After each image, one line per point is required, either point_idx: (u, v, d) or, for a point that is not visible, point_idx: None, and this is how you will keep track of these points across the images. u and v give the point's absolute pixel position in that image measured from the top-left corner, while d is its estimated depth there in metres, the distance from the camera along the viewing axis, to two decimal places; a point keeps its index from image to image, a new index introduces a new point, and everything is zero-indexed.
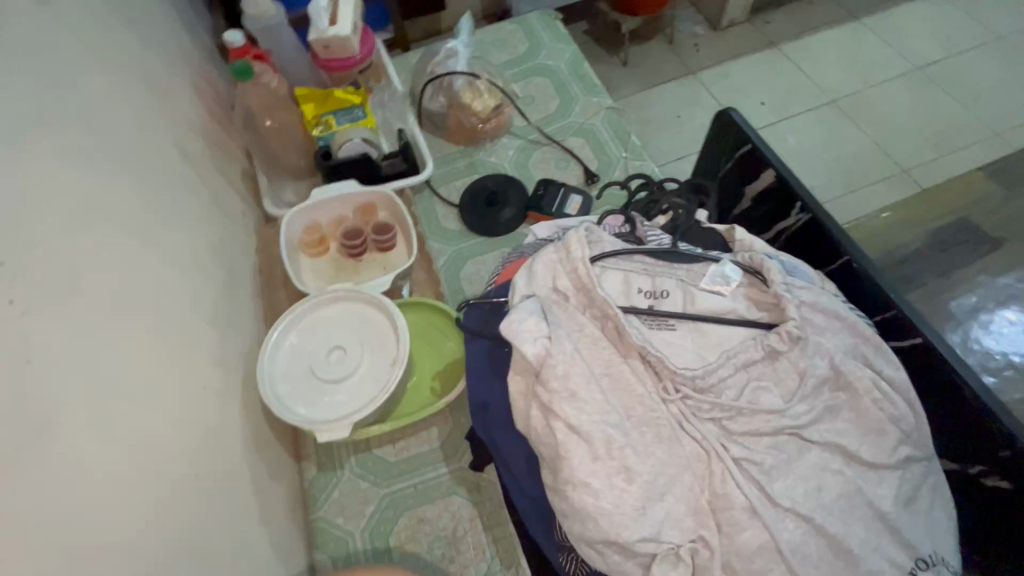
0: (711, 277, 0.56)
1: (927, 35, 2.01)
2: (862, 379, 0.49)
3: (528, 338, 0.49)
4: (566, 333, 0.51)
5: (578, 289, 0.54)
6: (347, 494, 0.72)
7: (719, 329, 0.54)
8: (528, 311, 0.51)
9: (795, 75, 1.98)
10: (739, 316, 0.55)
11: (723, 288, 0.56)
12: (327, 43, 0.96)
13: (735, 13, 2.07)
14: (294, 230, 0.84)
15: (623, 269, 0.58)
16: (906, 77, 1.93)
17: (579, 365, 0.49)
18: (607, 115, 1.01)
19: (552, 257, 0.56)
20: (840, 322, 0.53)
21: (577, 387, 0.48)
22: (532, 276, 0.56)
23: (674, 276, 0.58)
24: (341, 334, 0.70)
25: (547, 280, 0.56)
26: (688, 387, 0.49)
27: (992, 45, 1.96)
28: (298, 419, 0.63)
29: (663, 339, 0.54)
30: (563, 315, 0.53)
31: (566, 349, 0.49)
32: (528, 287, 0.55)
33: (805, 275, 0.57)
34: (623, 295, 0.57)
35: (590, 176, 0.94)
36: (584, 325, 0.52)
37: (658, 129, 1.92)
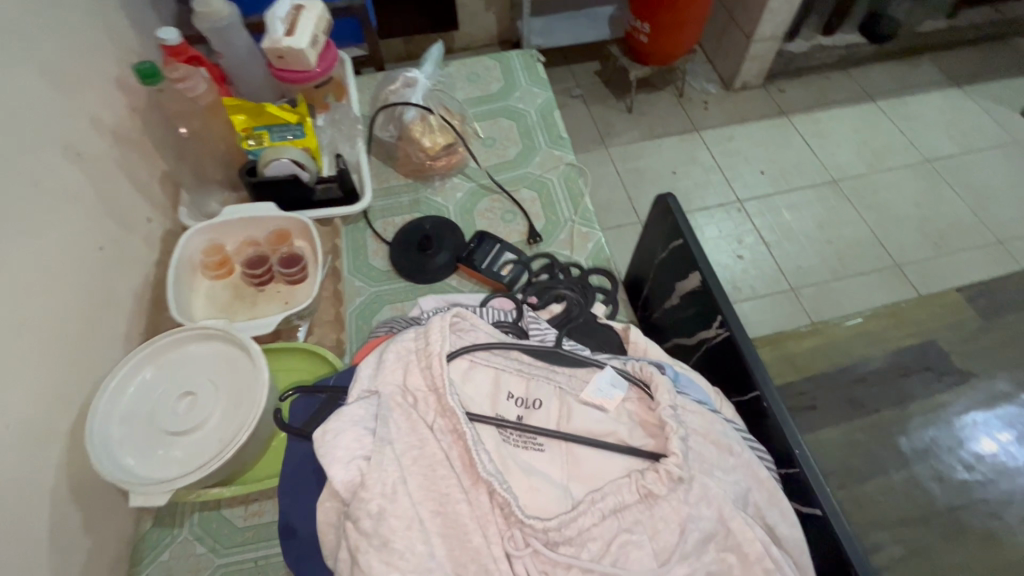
0: (595, 387, 0.51)
1: (943, 128, 1.95)
2: (752, 540, 0.42)
3: (342, 458, 0.44)
4: (394, 450, 0.44)
5: (428, 391, 0.48)
6: (178, 557, 0.63)
7: (595, 456, 0.48)
8: (362, 418, 0.46)
9: (800, 148, 1.92)
10: (622, 440, 0.49)
11: (606, 404, 0.51)
12: (280, 53, 0.90)
13: (750, 76, 2.02)
14: (193, 250, 0.78)
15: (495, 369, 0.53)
16: (914, 167, 1.86)
17: (403, 494, 0.42)
18: (565, 172, 0.94)
19: (409, 347, 0.50)
20: (732, 455, 0.47)
21: (395, 522, 0.41)
22: (382, 369, 0.49)
23: (552, 382, 0.53)
24: (198, 377, 0.63)
25: (397, 377, 0.49)
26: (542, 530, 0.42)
27: (1009, 148, 1.89)
28: (114, 475, 0.55)
29: (523, 465, 0.48)
30: (400, 421, 0.46)
31: (393, 473, 0.43)
32: (374, 381, 0.49)
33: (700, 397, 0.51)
34: (491, 399, 0.52)
35: (532, 236, 0.86)
36: (426, 439, 0.46)
37: (651, 183, 1.85)
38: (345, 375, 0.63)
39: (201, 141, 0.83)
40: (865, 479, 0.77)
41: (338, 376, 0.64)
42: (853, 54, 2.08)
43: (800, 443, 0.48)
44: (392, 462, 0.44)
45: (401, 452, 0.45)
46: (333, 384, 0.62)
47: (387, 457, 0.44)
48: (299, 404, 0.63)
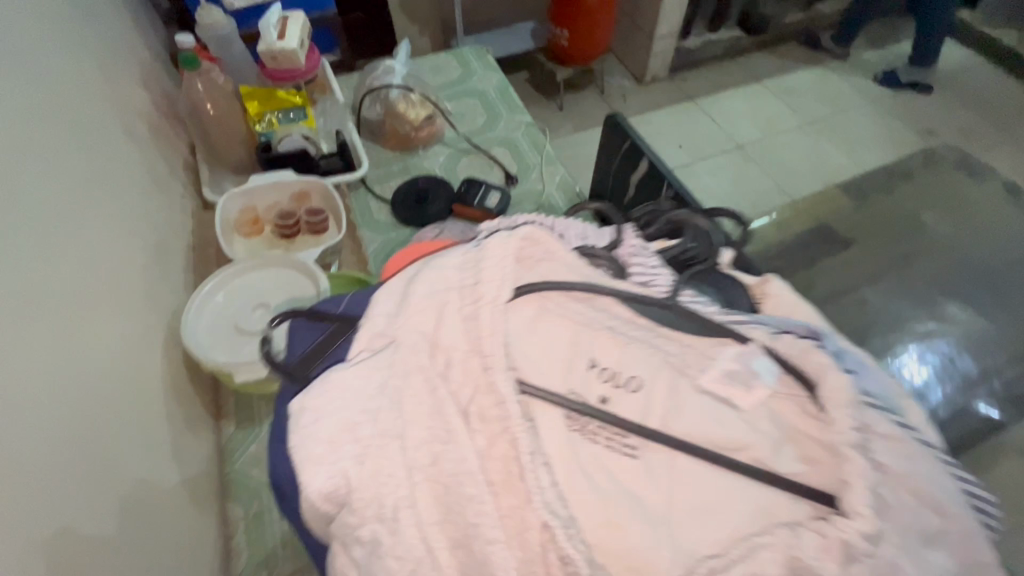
0: (725, 368, 0.43)
1: (815, 96, 2.35)
2: None
3: (339, 453, 0.42)
4: (398, 437, 0.42)
5: (466, 355, 0.44)
6: (264, 448, 0.75)
7: (714, 475, 0.38)
8: (378, 370, 0.46)
9: (707, 124, 2.25)
10: (755, 456, 0.39)
11: (737, 388, 0.42)
12: (274, 55, 1.06)
13: (657, 70, 2.36)
14: (230, 213, 0.91)
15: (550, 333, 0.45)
16: (799, 129, 2.24)
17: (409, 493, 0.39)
18: (527, 130, 1.15)
19: (450, 283, 0.48)
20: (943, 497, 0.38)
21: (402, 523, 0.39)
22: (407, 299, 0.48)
23: (653, 355, 0.44)
24: (265, 294, 0.76)
25: (427, 323, 0.47)
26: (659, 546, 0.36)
27: (868, 105, 2.30)
28: (216, 363, 0.68)
29: (602, 488, 0.38)
30: (417, 397, 0.43)
31: (407, 471, 0.40)
32: (397, 316, 0.48)
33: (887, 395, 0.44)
34: (562, 373, 0.43)
35: (509, 178, 1.06)
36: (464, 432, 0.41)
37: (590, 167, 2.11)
38: (354, 304, 0.56)
39: (221, 125, 0.96)
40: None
41: (348, 305, 0.56)
42: (736, 45, 2.48)
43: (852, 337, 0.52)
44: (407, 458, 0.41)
45: (413, 442, 0.41)
46: (338, 313, 0.55)
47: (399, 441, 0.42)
48: (303, 330, 0.56)
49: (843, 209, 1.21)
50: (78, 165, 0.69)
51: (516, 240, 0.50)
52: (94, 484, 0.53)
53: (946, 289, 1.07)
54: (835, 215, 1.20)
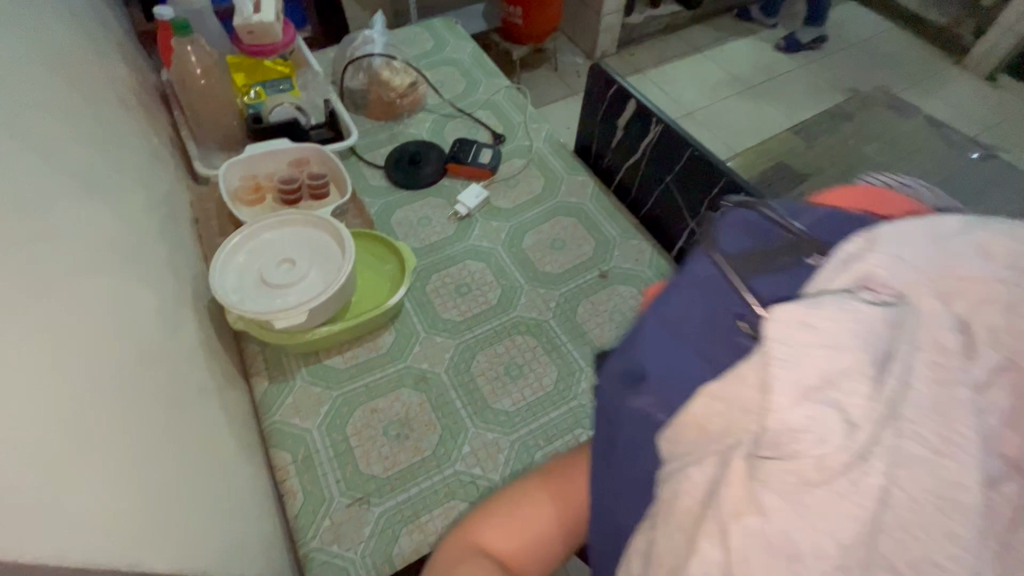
0: None
1: (754, 62, 2.50)
2: None
3: (836, 387, 0.36)
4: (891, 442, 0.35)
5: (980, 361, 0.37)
6: (301, 397, 0.77)
7: None
8: (880, 337, 0.37)
9: (658, 95, 2.37)
10: None
11: None
12: (250, 29, 1.04)
13: (606, 46, 2.46)
14: (231, 182, 0.92)
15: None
16: (743, 93, 2.38)
17: (850, 506, 0.35)
18: (507, 93, 1.20)
19: (984, 279, 0.39)
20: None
21: (807, 523, 0.35)
22: (947, 258, 0.40)
23: None
24: (289, 249, 0.78)
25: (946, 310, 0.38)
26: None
27: (802, 68, 2.47)
28: (253, 312, 0.70)
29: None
30: (931, 384, 0.36)
31: (864, 466, 0.35)
32: (921, 270, 0.40)
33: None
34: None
35: (497, 136, 1.11)
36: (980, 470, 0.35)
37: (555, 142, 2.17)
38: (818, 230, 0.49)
39: (208, 95, 0.96)
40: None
41: (808, 222, 0.50)
42: (676, 20, 2.62)
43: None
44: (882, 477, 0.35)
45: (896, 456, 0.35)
46: (799, 233, 0.47)
47: (880, 451, 0.35)
48: (751, 224, 0.49)
49: (795, 150, 1.32)
50: (81, 126, 0.68)
51: None
52: (143, 429, 0.51)
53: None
54: (789, 156, 1.31)
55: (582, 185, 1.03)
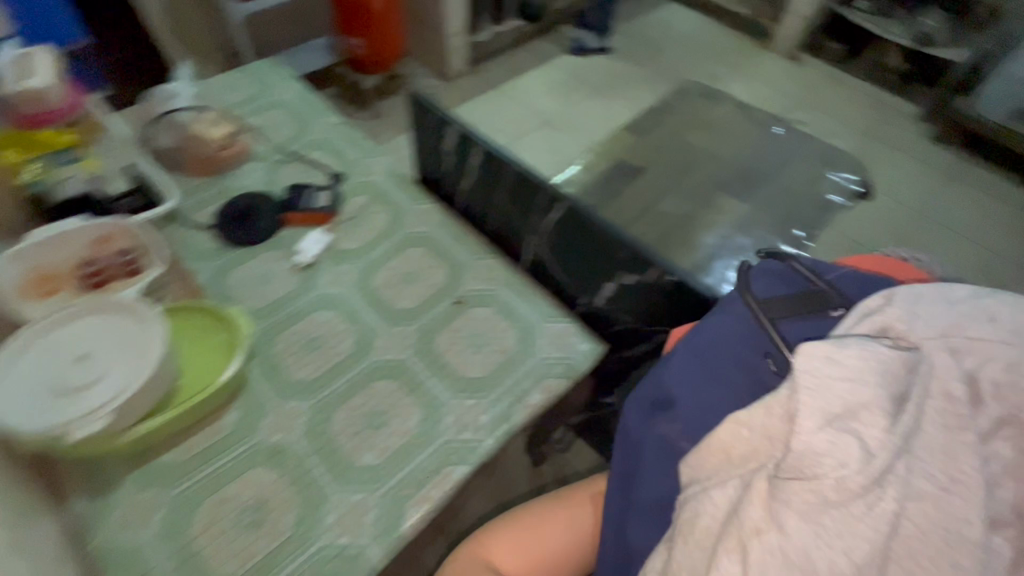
0: None
1: (602, 63, 2.65)
2: None
3: (872, 414, 0.49)
4: (904, 469, 0.48)
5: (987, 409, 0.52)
6: (130, 508, 0.68)
7: None
8: (892, 370, 0.51)
9: (516, 107, 2.44)
10: None
11: None
12: (18, 98, 0.87)
13: (458, 65, 2.50)
14: (8, 276, 0.80)
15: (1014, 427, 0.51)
16: (595, 94, 2.51)
17: (863, 527, 0.46)
18: (342, 129, 1.17)
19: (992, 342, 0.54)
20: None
21: (822, 533, 0.47)
22: (959, 320, 0.55)
23: None
24: (84, 345, 0.68)
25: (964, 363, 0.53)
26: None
27: (644, 64, 2.66)
28: (37, 431, 0.61)
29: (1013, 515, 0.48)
30: (944, 415, 0.51)
31: (887, 473, 0.48)
32: (938, 331, 0.55)
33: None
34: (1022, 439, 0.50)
35: (335, 176, 1.06)
36: (961, 494, 0.48)
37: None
38: (844, 284, 0.66)
39: None
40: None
41: (837, 278, 0.66)
42: (523, 35, 2.74)
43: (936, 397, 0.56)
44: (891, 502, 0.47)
45: (904, 482, 0.48)
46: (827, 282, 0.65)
47: (892, 478, 0.48)
48: (792, 273, 0.67)
49: None
50: None
51: None
52: None
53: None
54: None
55: (430, 213, 1.01)
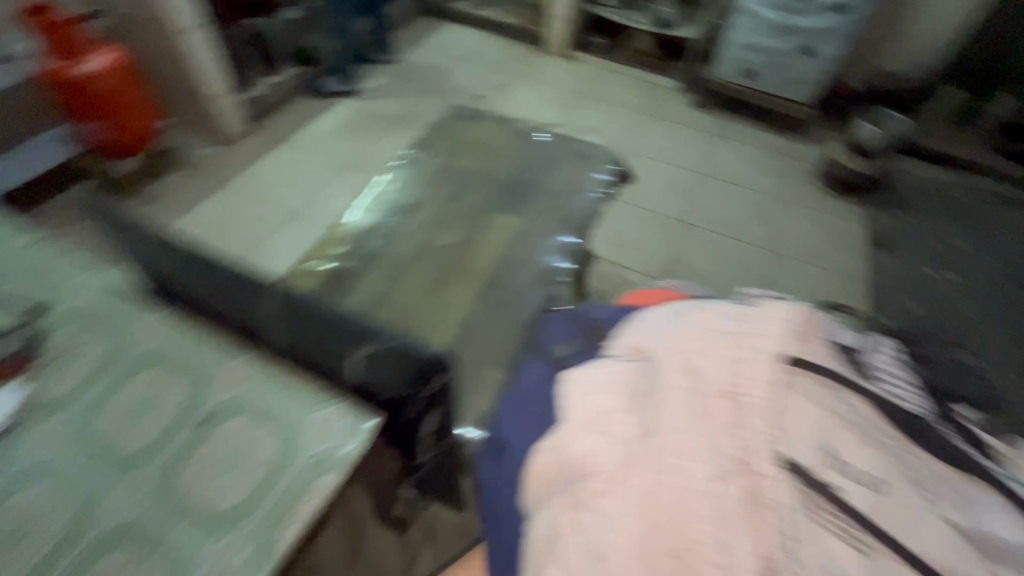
0: (823, 414, 0.74)
1: (393, 97, 2.66)
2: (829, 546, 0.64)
3: (602, 409, 0.84)
4: (652, 449, 0.75)
5: (690, 374, 0.83)
6: None
7: (790, 429, 0.73)
8: (624, 384, 0.87)
9: (314, 157, 2.35)
10: (803, 442, 0.72)
11: (825, 417, 0.74)
12: None
13: (238, 126, 2.37)
14: None
15: (724, 395, 0.77)
16: (392, 128, 2.50)
17: (626, 475, 0.74)
18: (37, 249, 1.03)
19: (690, 334, 0.88)
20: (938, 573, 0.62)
21: (591, 497, 0.74)
22: (667, 335, 0.91)
23: (806, 390, 0.77)
24: None
25: (673, 357, 0.86)
26: (738, 489, 0.69)
27: (436, 90, 2.73)
28: None
29: (717, 429, 0.75)
30: (667, 393, 0.82)
31: (626, 441, 0.78)
32: (657, 343, 0.91)
33: (1004, 532, 0.68)
34: (715, 381, 0.80)
35: (28, 313, 0.92)
36: (693, 455, 0.72)
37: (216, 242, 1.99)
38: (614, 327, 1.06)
39: None
40: (400, 318, 1.17)
41: (610, 323, 1.07)
42: (302, 82, 2.64)
43: (655, 374, 0.86)
44: (648, 477, 0.72)
45: (656, 459, 0.74)
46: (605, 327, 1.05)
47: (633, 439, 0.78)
48: (577, 329, 1.06)
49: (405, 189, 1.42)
50: None
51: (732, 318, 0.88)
52: None
53: (497, 206, 1.35)
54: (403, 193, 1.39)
55: (161, 324, 0.92)
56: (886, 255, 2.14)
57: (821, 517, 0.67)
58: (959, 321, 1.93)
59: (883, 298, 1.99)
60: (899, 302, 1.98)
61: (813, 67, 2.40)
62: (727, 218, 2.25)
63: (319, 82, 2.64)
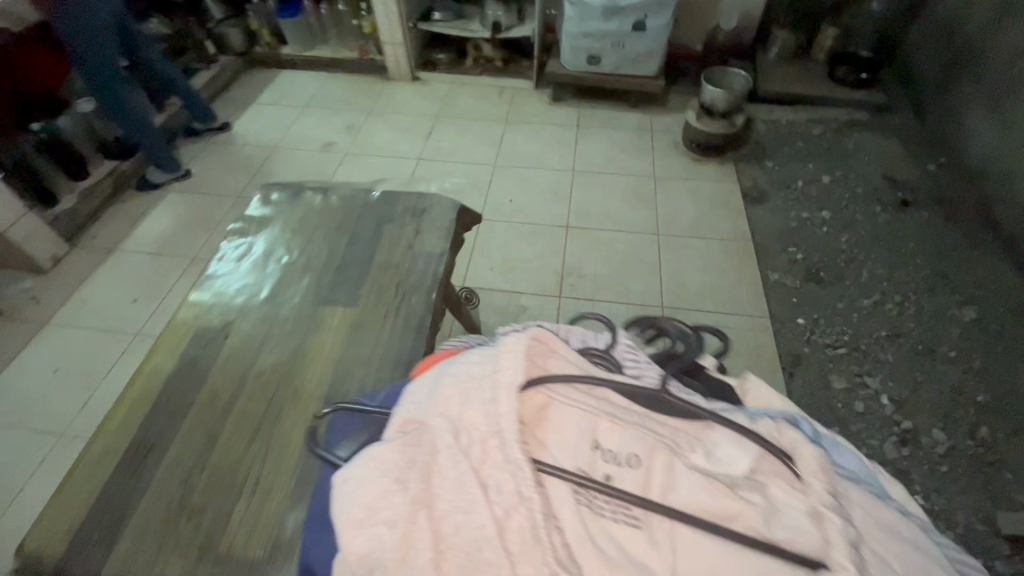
0: (599, 410, 0.72)
1: (230, 170, 2.40)
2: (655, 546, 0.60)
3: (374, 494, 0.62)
4: (426, 527, 0.60)
5: (458, 417, 0.70)
6: None
7: (569, 434, 0.70)
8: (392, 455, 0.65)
9: (149, 262, 2.06)
10: (590, 445, 0.69)
11: (608, 415, 0.71)
12: None
13: (50, 250, 2.04)
14: None
15: (485, 434, 0.67)
16: (234, 206, 2.25)
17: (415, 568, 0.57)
18: None
19: (460, 375, 0.74)
20: (712, 525, 0.60)
21: None
22: (433, 388, 0.75)
23: (585, 393, 0.73)
24: None
25: (443, 404, 0.71)
26: (533, 528, 0.60)
27: (277, 151, 2.50)
28: None
29: (499, 464, 0.64)
30: (443, 448, 0.66)
31: (409, 521, 0.60)
32: (425, 397, 0.74)
33: (733, 459, 0.68)
34: (493, 412, 0.69)
35: None
36: (472, 505, 0.61)
37: (45, 393, 1.69)
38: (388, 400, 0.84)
39: None
40: (204, 506, 0.82)
41: (384, 399, 0.85)
42: (121, 176, 2.35)
43: (428, 427, 0.70)
44: (429, 548, 0.58)
45: (439, 530, 0.60)
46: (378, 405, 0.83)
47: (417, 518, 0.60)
48: (352, 418, 0.83)
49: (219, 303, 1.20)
50: None
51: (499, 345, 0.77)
52: None
53: (327, 302, 1.08)
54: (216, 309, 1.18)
55: None
56: (760, 209, 2.17)
57: (594, 505, 0.64)
58: (839, 257, 1.97)
59: (767, 254, 2.00)
60: (782, 253, 1.99)
61: (649, 42, 2.39)
62: (605, 210, 2.19)
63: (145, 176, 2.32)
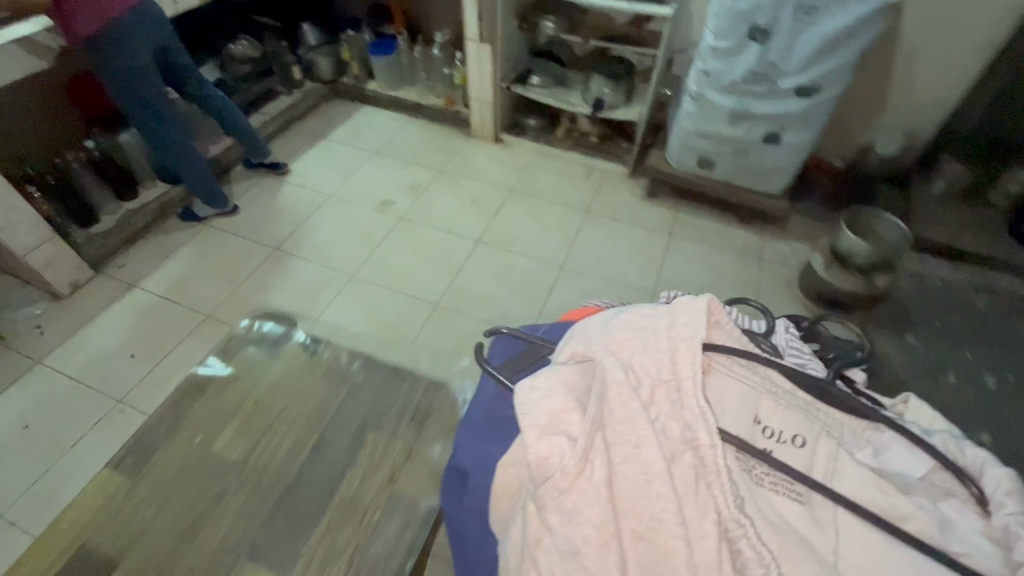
0: (770, 393, 0.77)
1: (276, 216, 2.20)
2: (824, 516, 0.67)
3: (551, 421, 0.74)
4: (598, 444, 0.71)
5: (626, 364, 0.78)
6: None
7: (737, 407, 0.76)
8: (573, 389, 0.78)
9: (163, 309, 1.87)
10: (759, 418, 0.75)
11: (777, 399, 0.77)
12: None
13: (71, 277, 1.90)
14: None
15: (654, 381, 0.76)
16: (268, 260, 2.03)
17: (584, 484, 0.68)
18: None
19: (639, 320, 0.82)
20: (879, 518, 0.65)
21: (569, 512, 0.67)
22: (606, 335, 0.82)
23: (757, 370, 0.79)
24: None
25: (618, 350, 0.80)
26: (697, 476, 0.67)
27: (329, 203, 2.27)
28: None
29: (677, 410, 0.73)
30: (614, 390, 0.74)
31: (586, 438, 0.71)
32: (598, 340, 0.83)
33: (905, 467, 0.72)
34: (669, 366, 0.76)
35: None
36: (640, 440, 0.69)
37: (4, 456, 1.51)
38: (549, 334, 1.04)
39: None
40: None
41: (545, 332, 1.05)
42: (167, 201, 2.17)
43: (599, 359, 0.79)
44: (603, 467, 0.69)
45: (605, 450, 0.70)
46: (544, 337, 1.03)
47: (595, 450, 0.70)
48: (511, 345, 1.04)
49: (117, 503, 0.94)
50: None
51: (676, 305, 0.82)
52: None
53: None
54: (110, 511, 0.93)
55: None
56: None
57: (753, 473, 0.70)
58: None
59: None
60: None
61: (781, 157, 1.93)
62: None
63: (190, 207, 2.16)
